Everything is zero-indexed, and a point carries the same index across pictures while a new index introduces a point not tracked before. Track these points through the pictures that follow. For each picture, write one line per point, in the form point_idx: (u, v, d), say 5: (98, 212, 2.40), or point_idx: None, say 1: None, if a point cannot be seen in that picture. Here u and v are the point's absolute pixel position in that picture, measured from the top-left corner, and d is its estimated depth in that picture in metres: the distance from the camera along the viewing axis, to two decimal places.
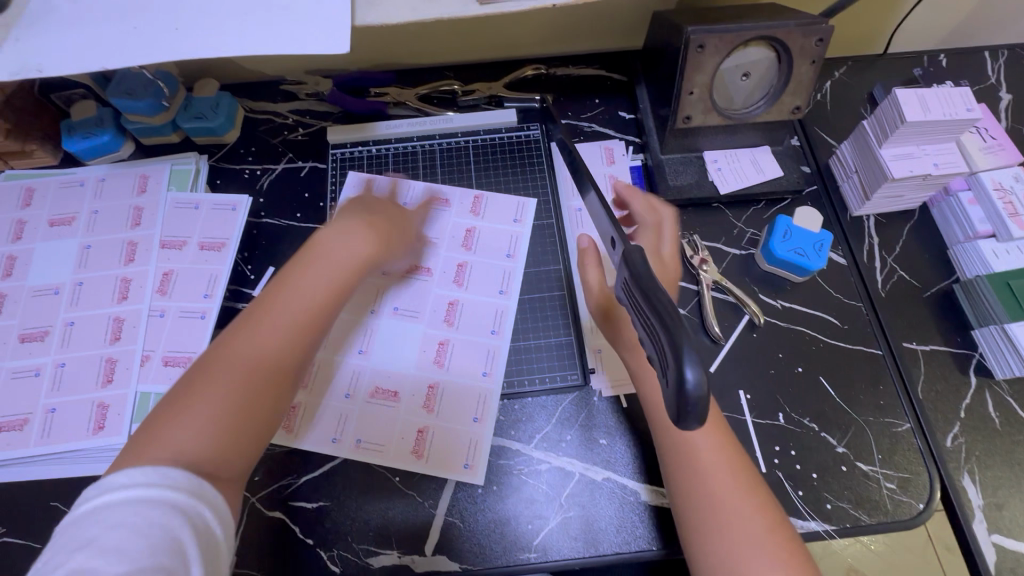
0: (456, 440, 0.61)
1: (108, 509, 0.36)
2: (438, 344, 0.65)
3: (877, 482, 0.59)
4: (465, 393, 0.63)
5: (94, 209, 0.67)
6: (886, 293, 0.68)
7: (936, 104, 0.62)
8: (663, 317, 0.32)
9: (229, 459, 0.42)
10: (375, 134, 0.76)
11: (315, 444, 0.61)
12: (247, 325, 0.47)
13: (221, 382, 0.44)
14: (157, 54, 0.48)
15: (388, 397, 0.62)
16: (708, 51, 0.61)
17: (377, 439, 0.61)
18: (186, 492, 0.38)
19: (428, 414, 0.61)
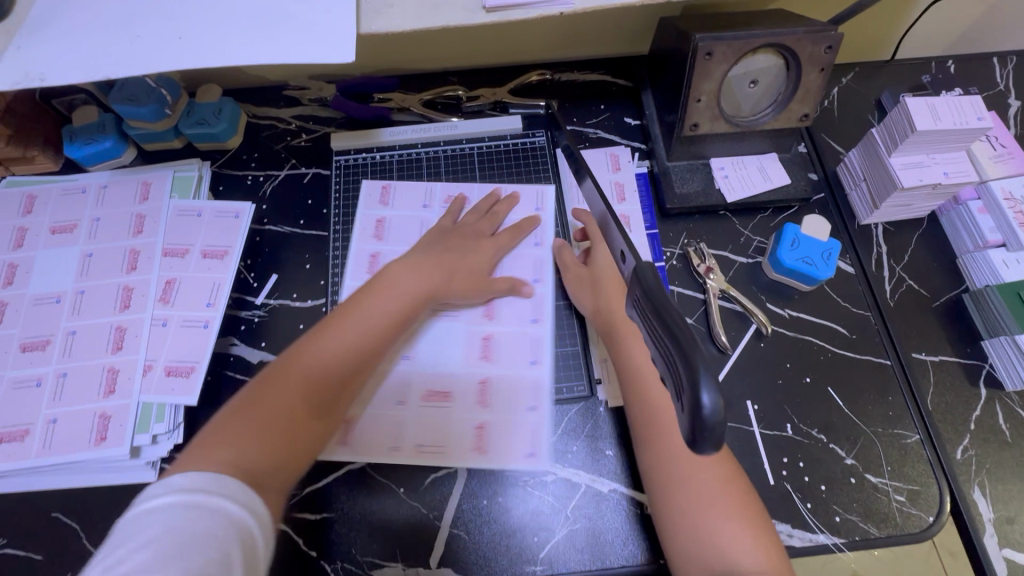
0: (516, 430, 0.60)
1: (167, 508, 0.38)
2: (482, 343, 0.64)
3: (887, 495, 0.59)
4: (516, 384, 0.62)
5: (96, 217, 0.67)
6: (895, 302, 0.67)
7: (946, 113, 0.62)
8: (676, 333, 0.31)
9: (276, 468, 0.46)
10: (379, 141, 0.75)
11: (373, 456, 0.60)
12: (309, 347, 0.52)
13: (279, 396, 0.49)
14: (161, 63, 0.48)
15: (441, 398, 0.62)
16: (716, 59, 0.61)
17: (438, 440, 0.60)
18: (237, 499, 0.40)
19: (484, 409, 0.61)
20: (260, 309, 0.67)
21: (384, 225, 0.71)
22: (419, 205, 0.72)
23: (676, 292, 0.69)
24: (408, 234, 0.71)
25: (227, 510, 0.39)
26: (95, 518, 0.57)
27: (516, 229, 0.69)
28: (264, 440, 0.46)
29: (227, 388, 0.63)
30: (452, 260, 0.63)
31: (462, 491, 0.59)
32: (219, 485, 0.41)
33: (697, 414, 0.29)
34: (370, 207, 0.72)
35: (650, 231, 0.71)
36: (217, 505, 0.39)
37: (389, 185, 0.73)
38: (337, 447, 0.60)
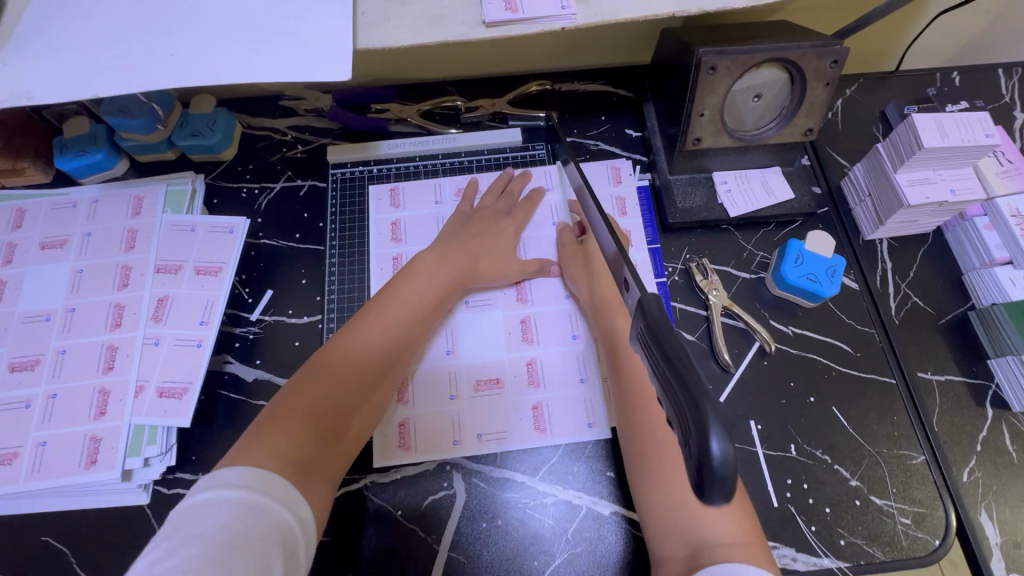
0: (571, 402, 0.63)
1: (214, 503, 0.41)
2: (522, 334, 0.66)
3: (892, 518, 0.58)
4: (563, 360, 0.65)
5: (87, 232, 0.66)
6: (900, 319, 0.66)
7: (953, 130, 0.61)
8: (685, 376, 0.30)
9: (318, 460, 0.50)
10: (376, 154, 0.74)
11: (439, 451, 0.60)
12: (342, 347, 0.56)
13: (320, 392, 0.52)
14: (151, 82, 0.46)
15: (492, 385, 0.63)
16: (720, 74, 0.60)
17: (498, 425, 0.62)
18: (283, 502, 0.43)
19: (536, 389, 0.63)
20: (255, 325, 0.66)
21: (400, 227, 0.72)
22: (430, 202, 0.73)
23: (679, 308, 0.67)
24: (427, 232, 0.72)
25: (272, 510, 0.42)
26: (85, 543, 0.56)
27: (531, 202, 0.72)
28: (305, 434, 0.50)
29: (221, 407, 0.62)
30: (475, 247, 0.67)
31: (461, 513, 0.58)
32: (266, 483, 0.44)
33: (705, 463, 0.27)
34: (382, 211, 0.72)
35: (651, 245, 0.70)
36: (264, 505, 0.42)
37: (397, 187, 0.73)
38: (399, 453, 0.60)
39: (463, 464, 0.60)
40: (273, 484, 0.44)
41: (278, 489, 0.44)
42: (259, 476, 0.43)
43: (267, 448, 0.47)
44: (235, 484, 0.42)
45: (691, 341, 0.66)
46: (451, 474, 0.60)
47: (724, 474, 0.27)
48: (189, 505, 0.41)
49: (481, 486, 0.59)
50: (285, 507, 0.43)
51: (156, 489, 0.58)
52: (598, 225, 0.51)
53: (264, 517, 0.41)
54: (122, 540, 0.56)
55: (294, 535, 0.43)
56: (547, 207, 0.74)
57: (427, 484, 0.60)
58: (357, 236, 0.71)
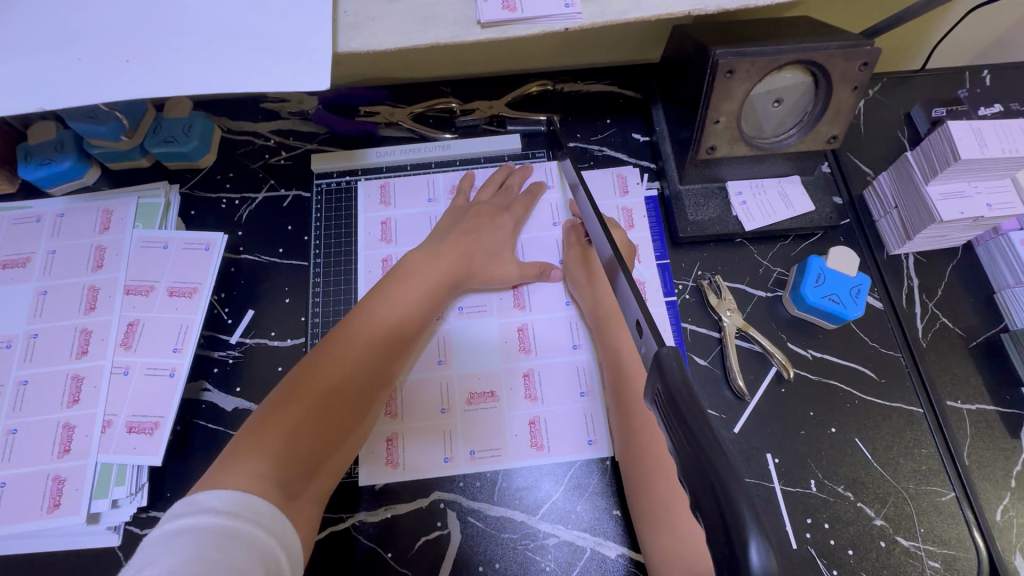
0: (570, 417, 0.58)
1: (197, 526, 0.37)
2: (518, 344, 0.61)
3: (920, 561, 0.54)
4: (563, 371, 0.60)
5: (52, 249, 0.61)
6: (927, 342, 0.62)
7: (993, 138, 0.56)
8: (710, 462, 0.26)
9: (303, 487, 0.45)
10: (364, 163, 0.69)
11: (427, 470, 0.57)
12: (326, 357, 0.50)
13: (302, 411, 0.47)
14: (102, 94, 0.41)
15: (486, 398, 0.59)
16: (738, 77, 0.54)
17: (493, 442, 0.58)
18: (271, 530, 0.39)
19: (533, 402, 0.59)
20: (235, 348, 0.61)
21: (390, 226, 0.67)
22: (423, 199, 0.68)
23: (690, 330, 0.63)
24: (418, 233, 0.67)
25: (258, 539, 0.38)
26: None
27: (531, 195, 0.67)
28: (289, 455, 0.45)
29: (198, 440, 0.57)
30: (471, 244, 0.61)
31: (456, 557, 0.54)
32: (251, 511, 0.39)
33: (738, 566, 0.23)
34: (371, 209, 0.68)
35: (661, 260, 0.66)
36: (250, 534, 0.38)
37: (388, 183, 0.69)
38: (388, 471, 0.57)
39: (458, 502, 0.56)
40: (258, 511, 0.39)
41: (264, 517, 0.40)
42: (243, 503, 0.39)
43: (248, 471, 0.42)
44: (217, 510, 0.38)
45: (703, 366, 0.61)
46: (446, 512, 0.56)
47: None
48: (164, 533, 0.36)
49: (477, 527, 0.55)
50: (272, 535, 0.39)
51: (127, 530, 0.53)
52: (602, 241, 0.48)
53: (249, 547, 0.37)
54: None
55: (281, 567, 0.38)
56: (547, 206, 0.68)
57: (420, 524, 0.55)
58: (344, 248, 0.66)
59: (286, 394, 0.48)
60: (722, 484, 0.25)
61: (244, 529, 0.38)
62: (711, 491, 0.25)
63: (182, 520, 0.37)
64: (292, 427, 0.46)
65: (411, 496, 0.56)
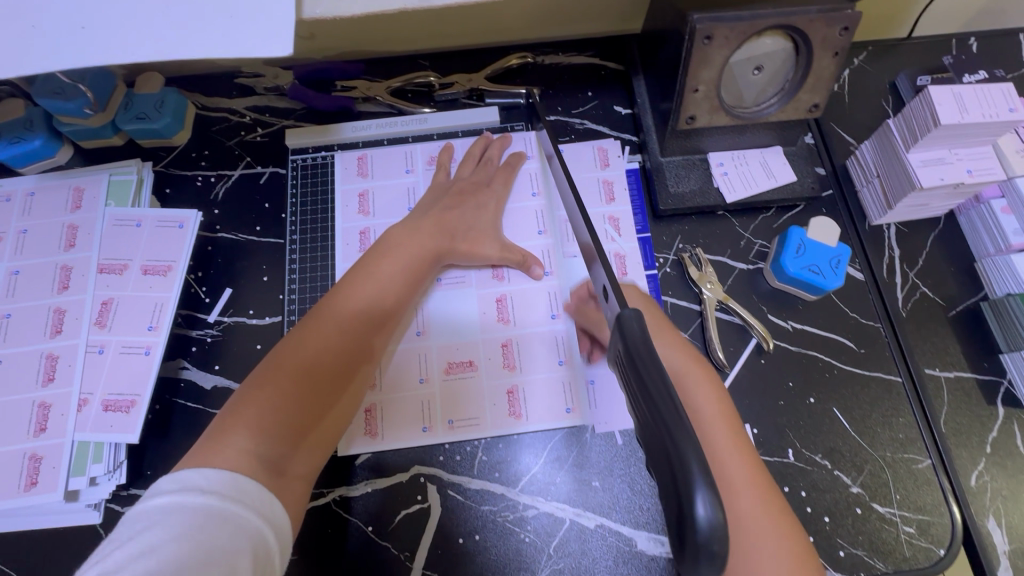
0: (549, 386, 0.58)
1: (184, 510, 0.37)
2: (498, 316, 0.61)
3: (895, 526, 0.54)
4: (542, 341, 0.60)
5: (23, 229, 0.60)
6: (907, 312, 0.62)
7: (974, 103, 0.56)
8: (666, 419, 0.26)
9: (290, 463, 0.45)
10: (340, 138, 0.68)
11: (405, 440, 0.57)
12: (307, 332, 0.50)
13: (285, 386, 0.47)
14: (56, 62, 0.40)
15: (464, 368, 0.59)
16: (716, 43, 0.53)
17: (471, 412, 0.58)
18: (257, 509, 0.39)
19: (512, 372, 0.59)
20: (213, 327, 0.61)
21: (368, 198, 0.66)
22: (401, 171, 0.67)
23: (670, 303, 0.62)
24: (396, 205, 0.66)
25: (244, 519, 0.38)
26: (32, 568, 0.52)
27: (510, 167, 0.66)
28: (274, 430, 0.45)
29: (177, 418, 0.57)
30: (453, 219, 0.60)
31: (436, 528, 0.54)
32: (238, 491, 0.39)
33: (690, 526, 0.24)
34: (348, 181, 0.66)
35: (642, 234, 0.65)
36: (237, 516, 0.38)
37: (365, 155, 0.67)
38: (366, 441, 0.57)
39: (438, 476, 0.56)
40: (248, 492, 0.39)
41: (251, 496, 0.40)
42: (228, 483, 0.39)
43: (230, 453, 0.41)
44: (203, 490, 0.38)
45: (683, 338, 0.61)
46: (426, 486, 0.56)
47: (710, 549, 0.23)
48: (150, 510, 0.37)
49: (457, 500, 0.55)
50: (260, 516, 0.39)
51: (108, 507, 0.54)
52: (580, 225, 0.48)
53: (235, 529, 0.37)
54: (69, 566, 0.52)
55: (270, 543, 0.39)
56: (526, 176, 0.67)
57: (401, 499, 0.56)
58: (320, 223, 0.65)
59: (268, 373, 0.47)
60: (678, 451, 0.25)
61: (230, 510, 0.38)
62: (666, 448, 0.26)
63: (166, 497, 0.38)
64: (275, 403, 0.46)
65: (392, 471, 0.56)
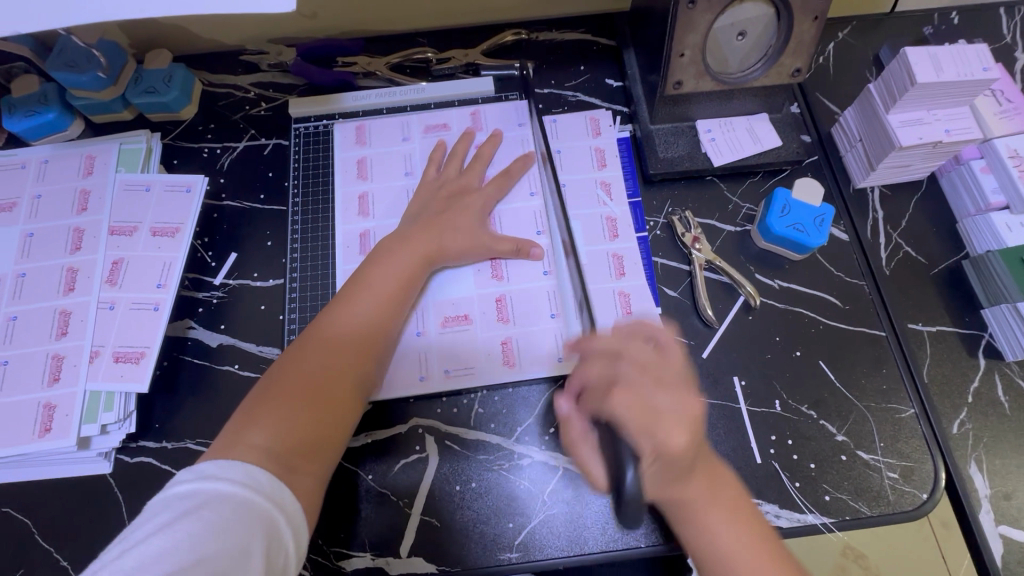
0: (541, 339, 0.60)
1: (200, 493, 0.40)
2: (493, 274, 0.63)
3: (879, 472, 0.56)
4: (534, 296, 0.62)
5: (37, 193, 0.63)
6: (890, 270, 0.64)
7: (949, 64, 0.58)
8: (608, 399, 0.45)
9: (301, 459, 0.46)
10: (341, 107, 0.70)
11: (403, 389, 0.59)
12: (315, 335, 0.52)
13: (291, 387, 0.48)
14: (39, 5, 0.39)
15: (460, 321, 0.61)
16: (699, 8, 0.55)
17: (467, 361, 0.60)
18: (265, 492, 0.42)
19: (506, 325, 0.61)
20: (219, 289, 0.63)
21: (366, 164, 0.68)
22: (397, 139, 0.69)
23: (660, 263, 0.64)
24: (393, 171, 0.68)
25: (254, 503, 0.41)
26: (45, 513, 0.54)
27: (505, 174, 0.66)
28: (281, 430, 0.46)
29: (185, 374, 0.59)
30: (443, 223, 0.60)
31: (435, 476, 0.57)
32: (249, 479, 0.42)
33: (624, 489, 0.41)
34: (347, 149, 0.69)
35: (633, 199, 0.67)
36: (249, 500, 0.41)
37: (363, 125, 0.70)
38: None
39: (436, 427, 0.58)
40: (259, 481, 0.42)
41: (261, 483, 0.42)
42: (240, 471, 0.42)
43: (247, 441, 0.45)
44: (216, 478, 0.41)
45: (674, 297, 0.63)
46: (424, 436, 0.58)
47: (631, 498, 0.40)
48: (169, 497, 0.40)
49: (454, 449, 0.58)
50: (269, 499, 0.42)
51: (117, 457, 0.56)
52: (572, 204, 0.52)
53: (244, 512, 0.40)
54: (82, 510, 0.54)
55: (280, 531, 0.41)
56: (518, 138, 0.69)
57: (400, 448, 0.58)
58: (322, 187, 0.67)
59: (294, 356, 0.51)
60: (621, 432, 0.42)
61: (242, 497, 0.41)
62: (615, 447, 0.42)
63: (185, 484, 0.41)
64: (283, 403, 0.48)
65: (390, 423, 0.58)
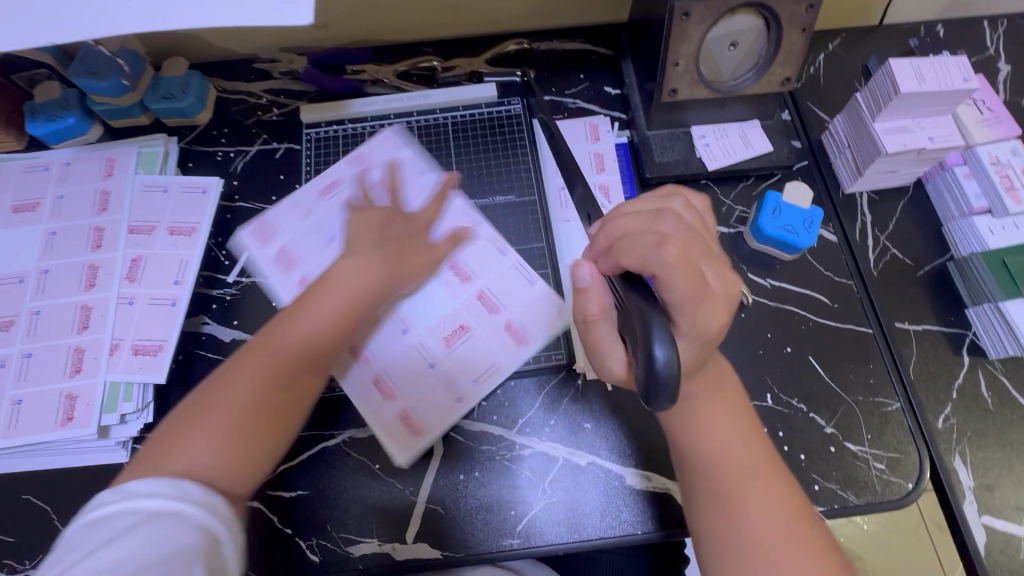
0: (534, 303, 0.63)
1: (129, 511, 0.39)
2: (454, 269, 0.64)
3: (866, 463, 0.58)
4: (509, 278, 0.64)
5: (59, 194, 0.66)
6: (877, 271, 0.66)
7: (931, 75, 0.61)
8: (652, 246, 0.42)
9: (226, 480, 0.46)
10: (351, 113, 0.73)
11: (441, 425, 0.58)
12: (253, 354, 0.50)
13: (220, 409, 0.47)
14: (77, 15, 0.42)
15: (459, 331, 0.62)
16: (693, 20, 0.58)
17: (486, 363, 0.61)
18: (200, 503, 0.41)
19: (496, 312, 0.63)
20: (232, 287, 0.65)
21: (287, 252, 0.65)
22: (303, 216, 0.67)
23: None
24: (315, 245, 0.65)
25: (188, 513, 0.40)
26: (65, 500, 0.56)
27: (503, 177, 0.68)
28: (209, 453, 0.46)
29: (200, 367, 0.62)
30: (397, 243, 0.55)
31: (442, 463, 0.59)
32: (181, 492, 0.41)
33: (652, 365, 0.36)
34: (257, 251, 0.65)
35: (630, 202, 0.70)
36: (183, 511, 0.40)
37: (264, 220, 0.67)
38: (415, 439, 0.58)
39: None
40: (190, 494, 0.41)
41: (194, 494, 0.42)
42: (167, 486, 0.41)
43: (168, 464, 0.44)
44: (144, 495, 0.40)
45: None
46: None
47: (663, 376, 0.36)
48: (98, 519, 0.39)
49: (459, 440, 0.60)
50: (205, 509, 0.41)
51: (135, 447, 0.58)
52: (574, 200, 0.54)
53: (179, 523, 0.39)
54: None
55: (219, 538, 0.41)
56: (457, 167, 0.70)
57: None
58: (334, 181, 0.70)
59: (227, 378, 0.49)
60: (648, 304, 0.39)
61: (173, 508, 0.40)
62: (640, 318, 0.38)
63: (111, 505, 0.40)
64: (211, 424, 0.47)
65: None
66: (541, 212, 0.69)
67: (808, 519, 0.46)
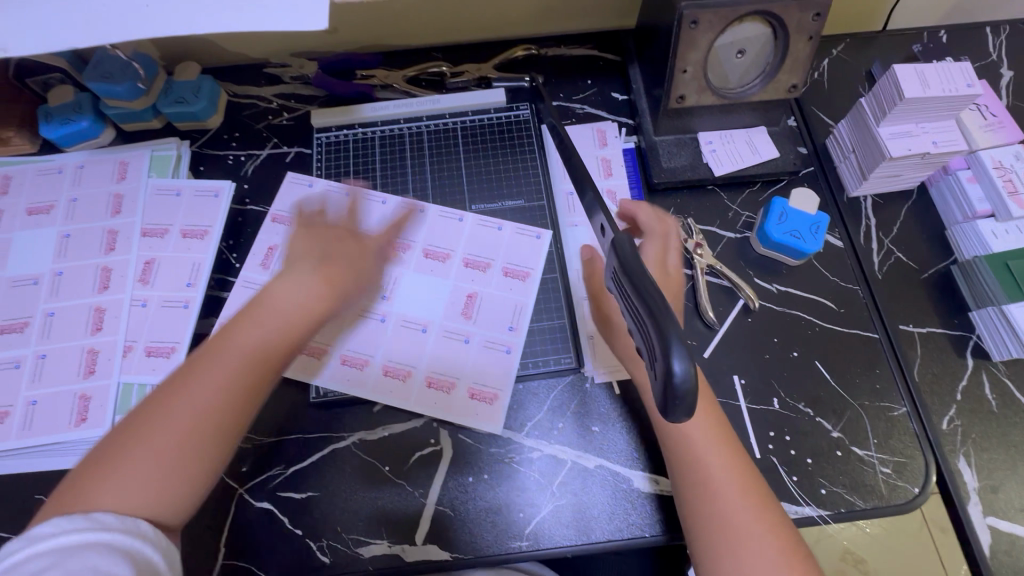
0: (510, 241, 0.67)
1: (42, 553, 0.36)
2: (426, 254, 0.67)
3: (873, 466, 0.59)
4: (479, 235, 0.68)
5: (72, 197, 0.66)
6: (883, 274, 0.67)
7: (935, 80, 0.62)
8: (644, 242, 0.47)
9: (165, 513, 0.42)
10: (361, 117, 0.73)
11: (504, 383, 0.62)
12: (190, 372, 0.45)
13: (154, 439, 0.42)
14: (98, 21, 0.42)
15: (470, 308, 0.65)
16: (702, 27, 0.59)
17: (506, 317, 0.64)
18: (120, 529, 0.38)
19: (484, 267, 0.66)
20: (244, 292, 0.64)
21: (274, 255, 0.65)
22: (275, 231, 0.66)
23: None
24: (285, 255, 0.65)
25: (111, 540, 0.37)
26: None
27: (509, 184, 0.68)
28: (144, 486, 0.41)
29: None
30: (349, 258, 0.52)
31: (450, 465, 0.59)
32: (95, 524, 0.38)
33: (671, 380, 0.36)
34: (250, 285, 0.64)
35: None
36: (102, 538, 0.37)
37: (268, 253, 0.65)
38: (492, 408, 0.61)
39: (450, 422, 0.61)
40: (104, 524, 0.38)
41: (110, 523, 0.38)
42: (79, 521, 0.37)
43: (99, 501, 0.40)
44: (53, 535, 0.37)
45: None
46: (438, 431, 0.61)
47: (681, 389, 0.36)
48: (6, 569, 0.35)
49: (467, 442, 0.60)
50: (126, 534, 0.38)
51: None
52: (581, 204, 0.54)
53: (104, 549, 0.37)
54: None
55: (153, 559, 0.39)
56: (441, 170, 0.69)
57: (414, 441, 0.60)
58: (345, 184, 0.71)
59: (160, 406, 0.44)
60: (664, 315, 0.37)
61: (93, 539, 0.37)
62: (658, 333, 0.37)
63: (17, 555, 0.36)
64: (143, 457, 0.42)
65: (406, 417, 0.61)
66: (549, 217, 0.69)
67: (780, 522, 0.48)
